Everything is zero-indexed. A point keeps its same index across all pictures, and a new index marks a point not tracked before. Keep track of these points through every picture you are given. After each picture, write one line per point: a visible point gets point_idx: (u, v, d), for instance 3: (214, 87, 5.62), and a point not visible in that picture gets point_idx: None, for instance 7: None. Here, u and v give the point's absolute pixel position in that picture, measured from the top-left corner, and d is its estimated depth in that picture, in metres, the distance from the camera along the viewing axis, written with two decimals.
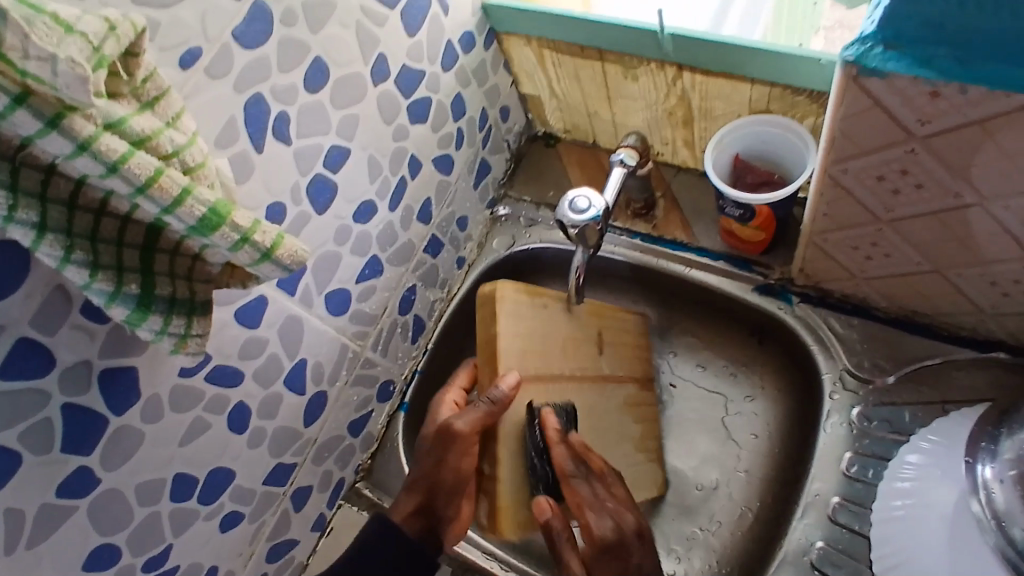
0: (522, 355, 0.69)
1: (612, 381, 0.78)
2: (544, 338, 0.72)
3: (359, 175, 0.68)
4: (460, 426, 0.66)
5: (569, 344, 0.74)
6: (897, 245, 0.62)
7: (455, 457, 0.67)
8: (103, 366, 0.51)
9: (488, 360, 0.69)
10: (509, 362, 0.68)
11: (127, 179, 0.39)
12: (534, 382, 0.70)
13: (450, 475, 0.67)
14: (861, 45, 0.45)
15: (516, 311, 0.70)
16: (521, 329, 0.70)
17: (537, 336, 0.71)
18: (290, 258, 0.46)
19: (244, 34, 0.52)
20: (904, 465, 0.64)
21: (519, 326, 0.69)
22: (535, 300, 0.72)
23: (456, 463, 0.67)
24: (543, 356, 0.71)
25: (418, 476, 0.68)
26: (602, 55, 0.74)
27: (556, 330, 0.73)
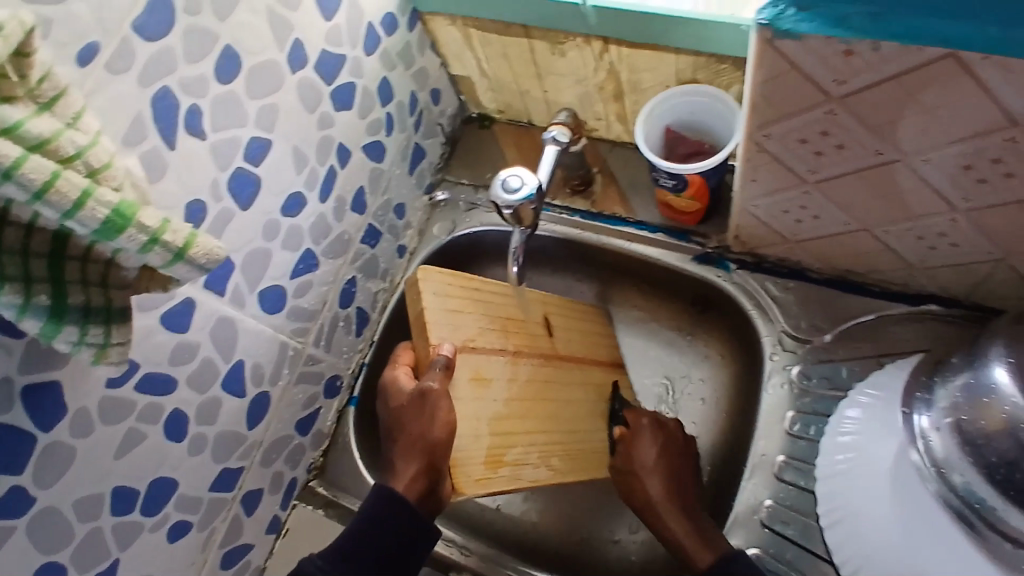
0: (452, 329, 0.66)
1: (567, 359, 0.78)
2: (476, 316, 0.70)
3: (285, 167, 0.66)
4: (434, 385, 0.62)
5: (507, 324, 0.73)
6: (825, 207, 0.63)
7: (443, 411, 0.61)
8: (23, 383, 0.48)
9: (419, 334, 0.66)
10: (440, 332, 0.65)
11: (22, 185, 0.36)
12: (476, 356, 0.68)
13: (444, 431, 0.61)
14: (774, 7, 0.46)
15: (440, 288, 0.67)
16: (446, 303, 0.67)
17: (467, 315, 0.69)
18: (206, 258, 0.44)
19: (145, 24, 0.50)
20: (845, 419, 0.66)
21: (444, 303, 0.67)
22: (465, 284, 0.70)
23: (447, 418, 0.61)
24: (476, 332, 0.69)
25: (415, 435, 0.62)
26: (528, 31, 0.73)
27: (490, 307, 0.72)
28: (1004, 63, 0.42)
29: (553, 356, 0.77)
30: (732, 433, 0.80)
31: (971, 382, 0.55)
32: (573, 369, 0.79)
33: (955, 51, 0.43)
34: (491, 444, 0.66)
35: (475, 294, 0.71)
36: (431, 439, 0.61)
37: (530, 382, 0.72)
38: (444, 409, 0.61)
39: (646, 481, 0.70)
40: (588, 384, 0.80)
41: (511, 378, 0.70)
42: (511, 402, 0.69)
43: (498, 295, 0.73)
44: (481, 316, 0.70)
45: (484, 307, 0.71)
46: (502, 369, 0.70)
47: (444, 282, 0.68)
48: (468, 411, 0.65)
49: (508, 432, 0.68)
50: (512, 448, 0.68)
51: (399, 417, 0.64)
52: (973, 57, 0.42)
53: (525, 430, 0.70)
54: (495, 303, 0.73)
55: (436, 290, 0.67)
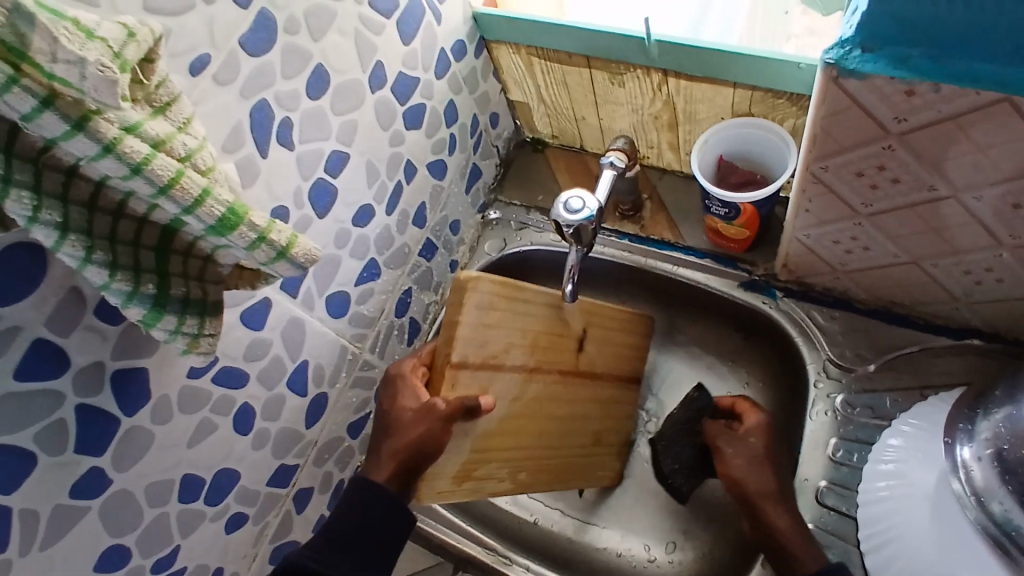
0: (479, 344, 0.67)
1: (582, 376, 0.78)
2: (512, 331, 0.70)
3: (358, 180, 0.70)
4: (442, 403, 0.64)
5: (539, 339, 0.73)
6: (875, 238, 0.65)
7: (432, 428, 0.64)
8: (116, 368, 0.52)
9: (445, 343, 0.66)
10: (464, 348, 0.65)
11: (150, 180, 0.40)
12: (491, 372, 0.68)
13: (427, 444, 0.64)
14: (840, 48, 0.48)
15: (483, 304, 0.67)
16: (484, 316, 0.67)
17: (501, 328, 0.69)
18: (304, 256, 0.47)
19: (250, 41, 0.54)
20: (887, 448, 0.68)
21: (482, 317, 0.66)
22: (513, 297, 0.69)
23: (432, 435, 0.64)
24: (502, 349, 0.69)
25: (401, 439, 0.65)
26: (589, 61, 0.77)
27: (527, 322, 0.71)
28: None
29: (571, 373, 0.77)
30: None
31: (1013, 414, 0.56)
32: (585, 387, 0.79)
33: (1011, 97, 0.45)
34: (469, 460, 0.68)
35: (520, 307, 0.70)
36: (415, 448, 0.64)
37: (533, 401, 0.73)
38: (431, 426, 0.64)
39: (758, 473, 0.67)
40: (595, 403, 0.81)
41: (515, 397, 0.71)
42: (505, 420, 0.70)
43: (541, 308, 0.73)
44: (516, 330, 0.70)
45: (521, 322, 0.71)
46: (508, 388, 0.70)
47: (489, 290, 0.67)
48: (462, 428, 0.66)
49: (490, 448, 0.70)
50: (486, 465, 0.70)
51: (396, 413, 0.67)
52: None
53: (509, 447, 0.72)
54: (534, 317, 0.72)
55: (476, 307, 0.66)
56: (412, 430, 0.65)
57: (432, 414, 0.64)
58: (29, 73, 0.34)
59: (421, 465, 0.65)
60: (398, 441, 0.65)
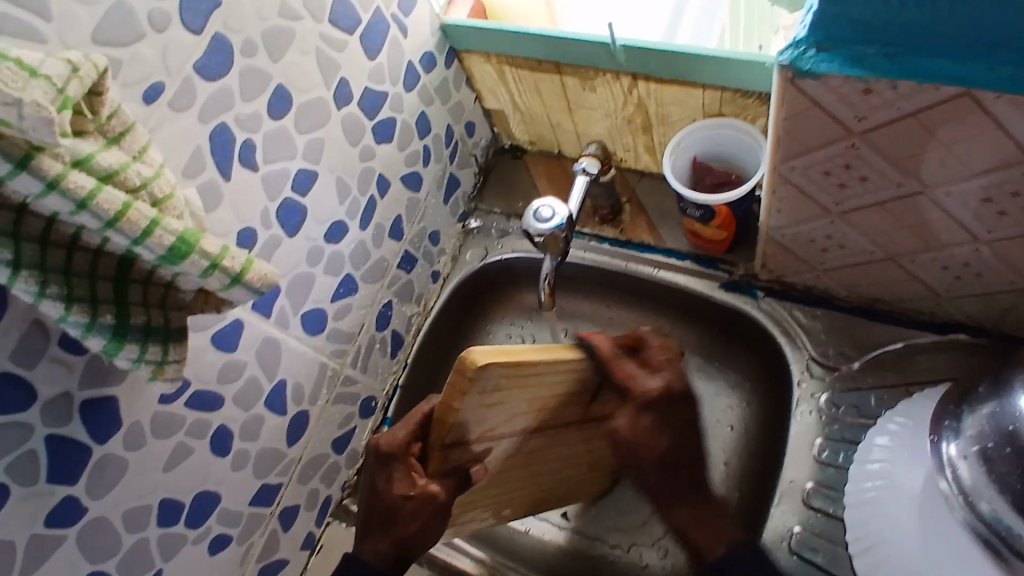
0: (477, 423, 0.59)
1: (588, 423, 0.72)
2: (517, 404, 0.60)
3: (327, 197, 0.70)
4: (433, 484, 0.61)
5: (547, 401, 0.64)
6: (849, 236, 0.64)
7: (418, 515, 0.60)
8: (84, 397, 0.52)
9: (440, 422, 0.57)
10: (457, 430, 0.57)
11: (96, 214, 0.40)
12: (491, 440, 0.62)
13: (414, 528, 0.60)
14: (794, 49, 0.48)
15: (487, 388, 0.55)
16: (487, 399, 0.56)
17: (506, 405, 0.59)
18: (260, 282, 0.48)
19: (205, 67, 0.54)
20: (873, 448, 0.67)
21: (484, 399, 0.56)
22: (523, 374, 0.57)
23: (420, 519, 0.60)
24: (502, 422, 0.61)
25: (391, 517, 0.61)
26: (559, 68, 0.76)
27: (538, 392, 0.62)
28: (1017, 101, 0.44)
29: (574, 422, 0.71)
30: (759, 461, 0.80)
31: (997, 411, 0.55)
32: (586, 432, 0.73)
33: (970, 90, 0.44)
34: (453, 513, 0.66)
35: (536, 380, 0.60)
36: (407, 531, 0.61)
37: (528, 452, 0.68)
38: (415, 512, 0.60)
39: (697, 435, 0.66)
40: (591, 441, 0.76)
41: (510, 453, 0.66)
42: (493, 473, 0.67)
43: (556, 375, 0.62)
44: (525, 400, 0.61)
45: (530, 394, 0.61)
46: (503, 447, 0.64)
47: (498, 375, 0.55)
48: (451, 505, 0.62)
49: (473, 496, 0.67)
50: (466, 512, 0.69)
51: (384, 480, 0.62)
52: (988, 95, 0.44)
53: (496, 491, 0.70)
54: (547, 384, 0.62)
55: (478, 390, 0.55)
56: (409, 519, 0.60)
57: (432, 503, 0.60)
58: None
59: (410, 544, 0.62)
60: (395, 530, 0.61)
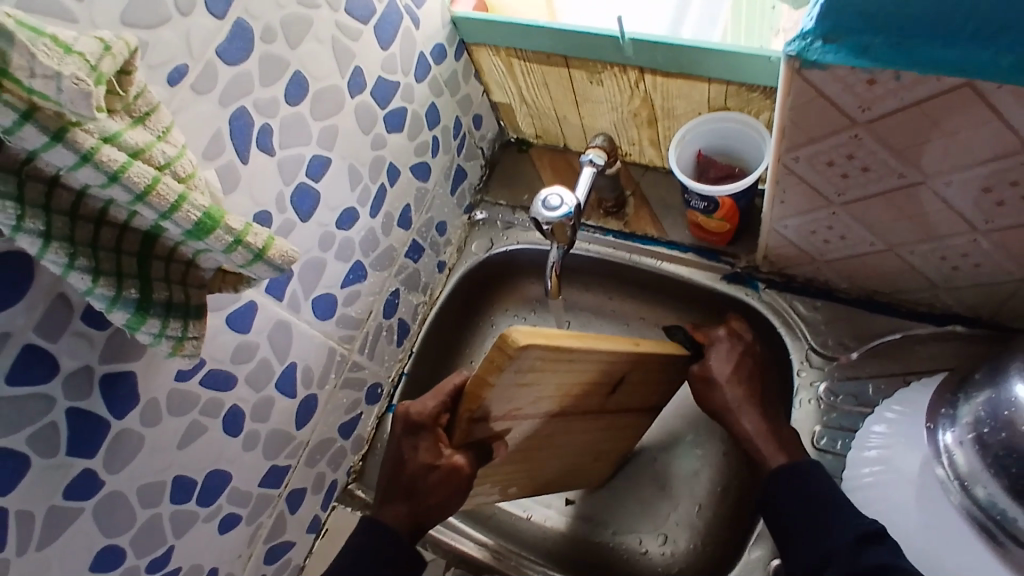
0: (506, 402, 0.59)
1: (608, 411, 0.73)
2: (546, 385, 0.61)
3: (340, 184, 0.71)
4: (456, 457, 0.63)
5: (574, 388, 0.65)
6: (851, 226, 0.66)
7: (439, 488, 0.62)
8: (105, 372, 0.53)
9: (471, 398, 0.58)
10: (486, 405, 0.58)
11: (127, 187, 0.41)
12: (513, 420, 0.64)
13: (434, 501, 0.63)
14: (801, 40, 0.49)
15: (523, 368, 0.56)
16: (520, 379, 0.57)
17: (537, 386, 0.60)
18: (281, 258, 0.49)
19: (227, 51, 0.55)
20: (871, 435, 0.69)
21: (517, 378, 0.57)
22: (560, 358, 0.58)
23: (440, 493, 0.63)
24: (530, 403, 0.62)
25: (415, 485, 0.63)
26: (567, 61, 0.78)
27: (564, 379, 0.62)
28: (1017, 92, 0.46)
29: (594, 411, 0.72)
30: None
31: (993, 397, 0.57)
32: (605, 419, 0.74)
33: (972, 81, 0.46)
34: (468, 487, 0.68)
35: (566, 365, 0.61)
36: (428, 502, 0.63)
37: (546, 434, 0.70)
38: (436, 484, 0.62)
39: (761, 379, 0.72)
40: (607, 428, 0.77)
41: (529, 434, 0.68)
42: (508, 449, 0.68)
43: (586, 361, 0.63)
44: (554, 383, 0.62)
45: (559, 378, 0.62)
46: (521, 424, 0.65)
47: (535, 356, 0.56)
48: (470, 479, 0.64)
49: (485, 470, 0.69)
50: (478, 486, 0.70)
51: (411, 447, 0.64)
52: (989, 86, 0.46)
53: (509, 468, 0.72)
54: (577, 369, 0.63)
55: (513, 371, 0.55)
56: (430, 491, 0.62)
57: (455, 475, 0.63)
58: (10, 88, 0.35)
59: (429, 516, 0.64)
60: (417, 502, 0.63)
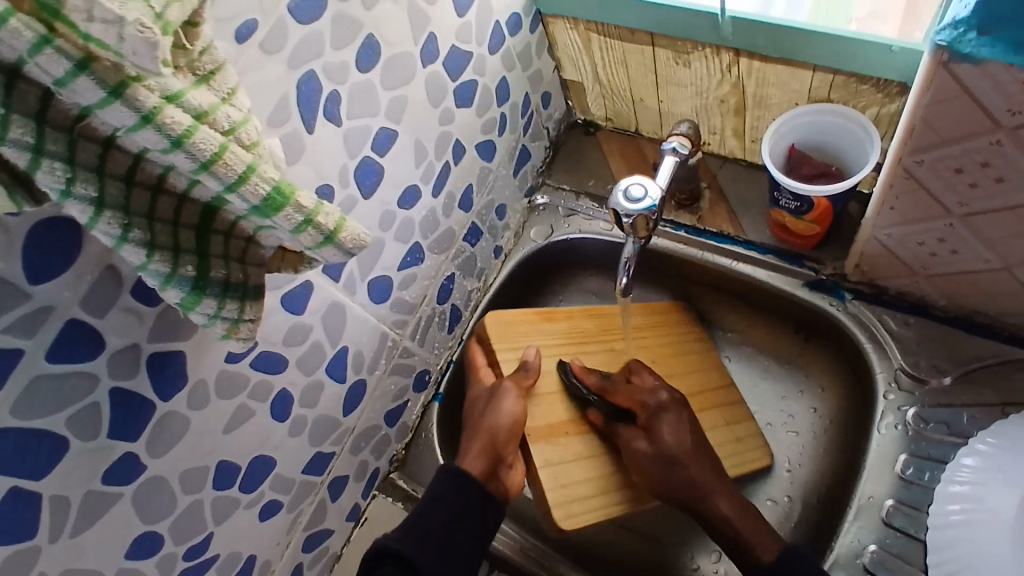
0: (549, 469, 0.70)
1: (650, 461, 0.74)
2: (578, 483, 0.70)
3: (405, 160, 0.66)
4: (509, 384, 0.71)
5: (584, 488, 0.70)
6: (965, 241, 0.59)
7: (504, 408, 0.69)
8: (152, 351, 0.49)
9: (507, 440, 0.68)
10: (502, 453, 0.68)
11: (191, 154, 0.37)
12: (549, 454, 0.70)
13: (503, 420, 0.68)
14: (953, 29, 0.43)
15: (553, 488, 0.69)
16: (553, 481, 0.69)
17: (562, 476, 0.70)
18: (352, 242, 0.44)
19: (299, 8, 0.50)
20: (960, 468, 0.63)
21: (554, 483, 0.69)
22: (583, 502, 0.70)
23: (510, 412, 0.69)
24: (550, 460, 0.70)
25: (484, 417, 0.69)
26: (654, 39, 0.72)
27: (575, 475, 0.71)
28: None
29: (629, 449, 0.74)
30: (839, 467, 0.75)
31: None
32: None
33: None
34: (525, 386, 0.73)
35: (564, 496, 0.69)
36: (491, 423, 0.68)
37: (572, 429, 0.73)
38: (506, 404, 0.69)
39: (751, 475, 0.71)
40: None
41: (557, 439, 0.71)
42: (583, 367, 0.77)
43: (591, 502, 0.70)
44: (570, 476, 0.70)
45: (568, 483, 0.70)
46: (580, 410, 0.74)
47: (556, 497, 0.69)
48: (512, 405, 0.69)
49: (574, 330, 0.79)
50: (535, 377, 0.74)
51: (472, 405, 0.72)
52: None
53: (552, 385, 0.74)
54: (580, 494, 0.70)
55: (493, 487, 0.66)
56: (486, 414, 0.69)
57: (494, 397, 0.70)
58: (64, 33, 0.30)
59: (478, 419, 0.69)
60: (480, 426, 0.68)
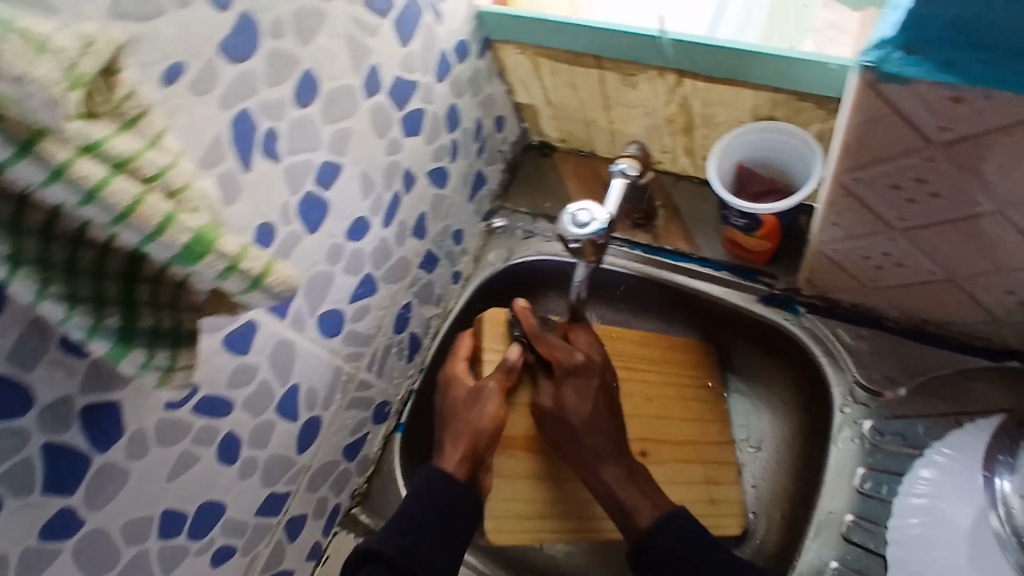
0: (500, 482, 0.75)
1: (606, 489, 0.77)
2: (523, 501, 0.75)
3: (351, 192, 0.65)
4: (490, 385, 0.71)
5: (526, 507, 0.75)
6: (909, 254, 0.60)
7: (487, 410, 0.69)
8: (85, 403, 0.48)
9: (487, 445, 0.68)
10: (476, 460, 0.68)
11: (104, 208, 0.36)
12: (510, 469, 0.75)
13: (484, 424, 0.69)
14: (880, 49, 0.43)
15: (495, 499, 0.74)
16: (499, 494, 0.75)
17: (510, 491, 0.75)
18: (281, 286, 0.43)
19: (230, 47, 0.49)
20: (918, 480, 0.62)
21: (498, 495, 0.75)
22: (520, 520, 0.75)
23: (490, 417, 0.69)
24: (504, 473, 0.75)
25: (467, 419, 0.69)
26: (600, 62, 0.72)
27: (519, 492, 0.75)
28: None
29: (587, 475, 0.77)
30: (797, 488, 0.75)
31: None
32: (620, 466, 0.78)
33: None
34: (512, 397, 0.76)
35: (502, 512, 0.74)
36: (473, 426, 0.68)
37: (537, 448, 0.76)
38: (488, 407, 0.70)
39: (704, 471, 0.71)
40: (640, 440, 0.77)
41: (518, 453, 0.76)
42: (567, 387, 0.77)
43: (530, 522, 0.75)
44: (515, 492, 0.75)
45: (510, 499, 0.75)
46: (549, 432, 0.77)
47: (496, 511, 0.74)
48: (489, 411, 0.70)
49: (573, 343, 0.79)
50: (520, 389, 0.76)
51: (455, 403, 0.72)
52: None
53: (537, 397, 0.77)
54: (518, 513, 0.75)
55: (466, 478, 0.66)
56: (468, 415, 0.69)
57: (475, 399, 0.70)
58: None
59: (464, 419, 0.69)
60: (460, 424, 0.69)
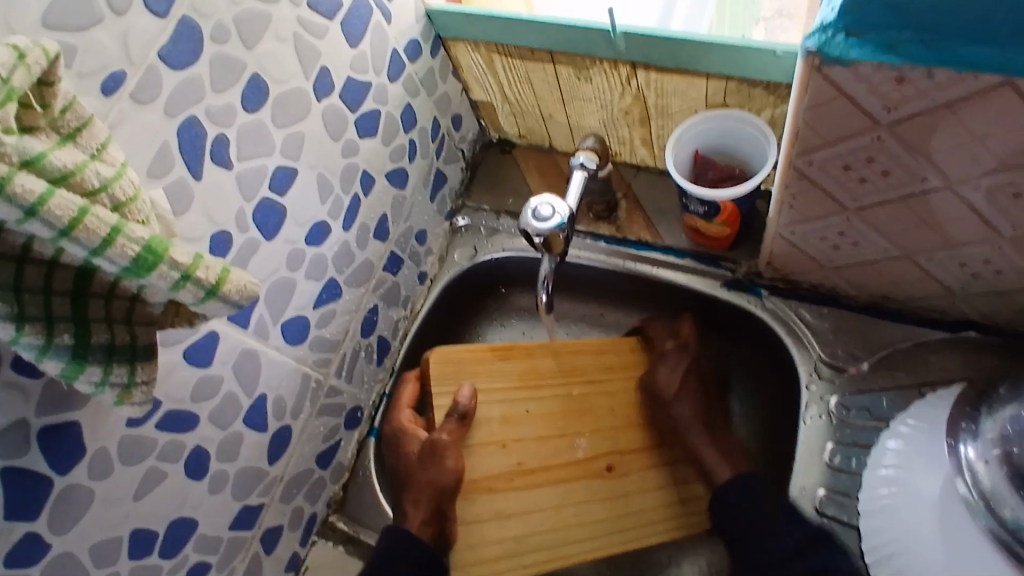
0: (468, 526, 0.70)
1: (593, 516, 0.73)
2: (495, 542, 0.70)
3: (309, 197, 0.64)
4: (444, 437, 0.70)
5: (500, 548, 0.70)
6: (864, 233, 0.61)
7: (448, 462, 0.68)
8: (43, 425, 0.46)
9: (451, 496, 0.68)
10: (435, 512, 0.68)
11: (48, 223, 0.34)
12: (480, 506, 0.70)
13: (444, 479, 0.68)
14: (821, 33, 0.44)
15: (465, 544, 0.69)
16: (469, 538, 0.70)
17: (480, 532, 0.70)
18: (238, 294, 0.43)
19: (171, 54, 0.48)
20: (885, 452, 0.64)
21: (467, 538, 0.70)
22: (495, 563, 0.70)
23: (447, 472, 0.68)
24: (472, 516, 0.70)
25: (421, 476, 0.68)
26: (553, 57, 0.72)
27: (490, 534, 0.70)
28: None
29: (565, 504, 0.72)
30: (765, 472, 0.77)
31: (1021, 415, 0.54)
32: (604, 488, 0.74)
33: (1013, 78, 0.41)
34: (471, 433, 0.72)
35: (473, 557, 0.69)
36: (431, 483, 0.68)
37: (502, 483, 0.71)
38: (446, 461, 0.68)
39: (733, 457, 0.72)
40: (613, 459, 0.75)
41: (483, 491, 0.71)
42: (527, 415, 0.74)
43: (500, 563, 0.70)
44: (485, 534, 0.70)
45: (479, 542, 0.70)
46: (513, 463, 0.72)
47: (466, 557, 0.69)
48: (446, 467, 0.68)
49: (530, 370, 0.77)
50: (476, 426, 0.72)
51: (410, 454, 0.71)
52: None
53: (497, 429, 0.73)
54: (489, 557, 0.70)
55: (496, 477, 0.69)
56: (423, 470, 0.68)
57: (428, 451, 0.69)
58: None
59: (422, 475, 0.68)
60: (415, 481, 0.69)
